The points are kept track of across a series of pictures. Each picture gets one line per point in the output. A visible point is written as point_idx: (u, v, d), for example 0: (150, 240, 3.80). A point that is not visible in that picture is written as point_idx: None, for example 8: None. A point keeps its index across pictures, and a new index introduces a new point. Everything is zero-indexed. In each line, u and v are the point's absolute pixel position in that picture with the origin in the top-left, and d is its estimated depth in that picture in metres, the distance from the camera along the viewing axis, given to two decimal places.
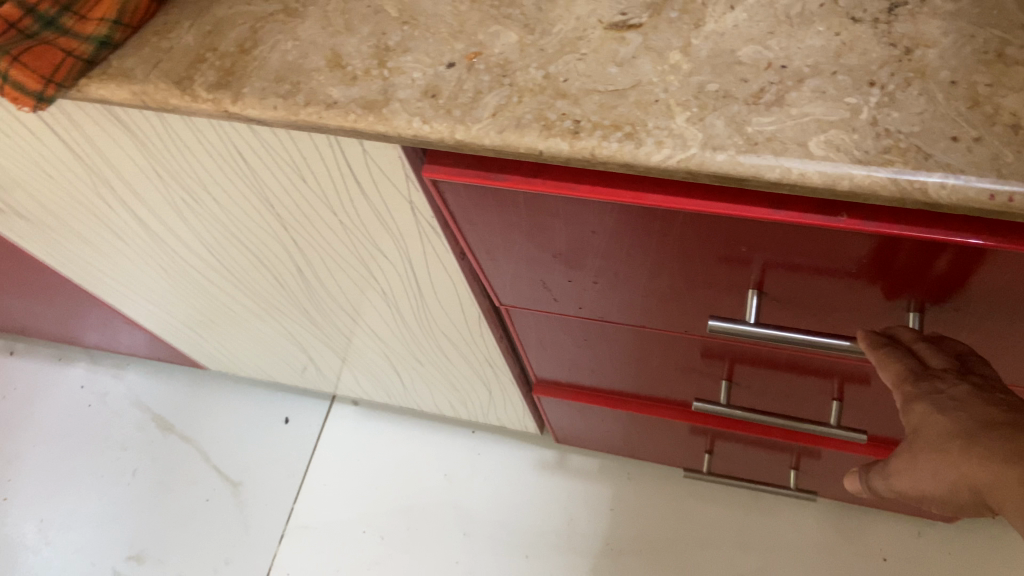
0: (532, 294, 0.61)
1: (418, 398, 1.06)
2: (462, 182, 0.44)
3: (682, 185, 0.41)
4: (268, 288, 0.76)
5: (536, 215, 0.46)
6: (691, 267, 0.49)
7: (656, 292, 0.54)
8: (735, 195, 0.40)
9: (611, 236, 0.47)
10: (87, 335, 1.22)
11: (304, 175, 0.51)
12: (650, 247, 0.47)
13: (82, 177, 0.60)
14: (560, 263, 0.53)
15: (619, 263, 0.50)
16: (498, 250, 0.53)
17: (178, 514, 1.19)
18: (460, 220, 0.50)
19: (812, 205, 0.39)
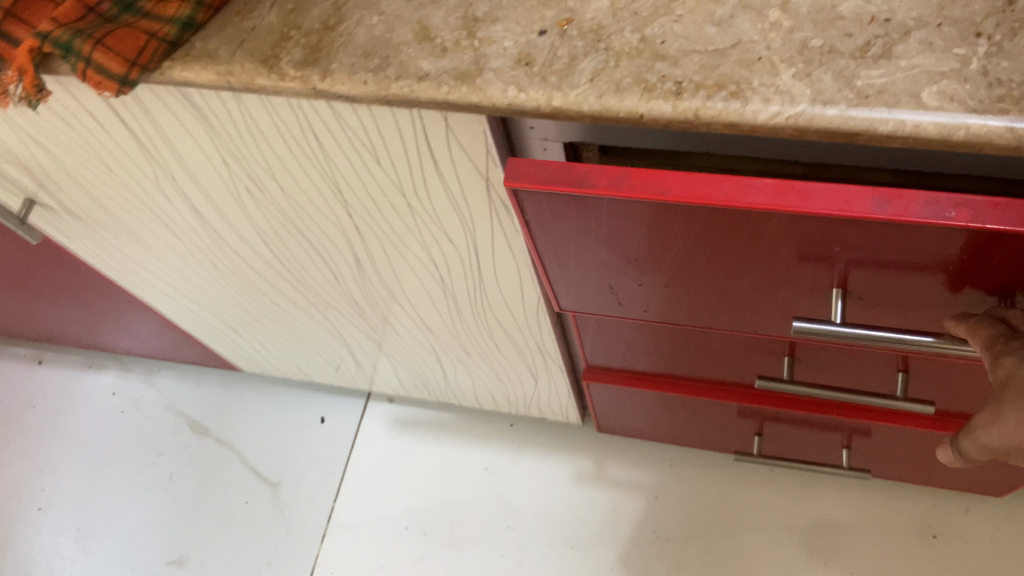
0: (595, 293, 0.59)
1: (460, 390, 1.05)
2: (546, 190, 0.42)
3: (780, 183, 0.39)
4: (321, 280, 0.76)
5: (618, 221, 0.44)
6: (774, 266, 0.47)
7: (730, 292, 0.53)
8: (838, 192, 0.38)
9: (695, 238, 0.45)
10: (120, 342, 1.21)
11: (379, 156, 0.50)
12: (734, 249, 0.45)
13: (144, 169, 0.60)
14: (633, 266, 0.51)
15: (697, 264, 0.49)
16: (568, 255, 0.52)
17: (218, 517, 1.19)
18: (534, 229, 0.48)
19: (921, 203, 0.37)
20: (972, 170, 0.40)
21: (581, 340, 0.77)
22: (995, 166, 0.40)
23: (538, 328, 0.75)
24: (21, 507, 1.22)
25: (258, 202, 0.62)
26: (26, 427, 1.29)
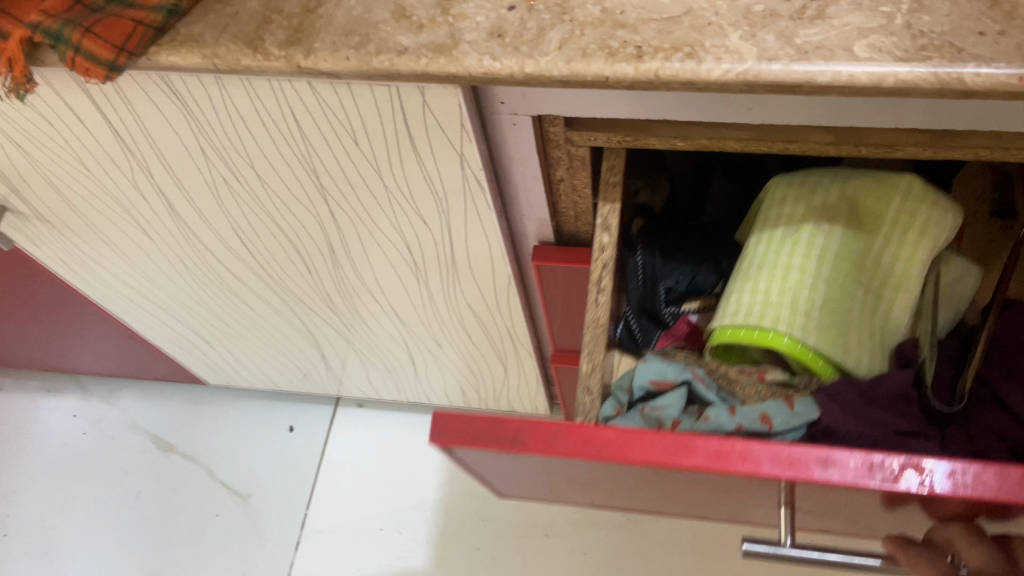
0: (552, 480, 0.60)
1: (429, 387, 1.07)
2: (483, 446, 0.44)
3: (717, 445, 0.40)
4: (294, 275, 0.78)
5: (564, 463, 0.46)
6: (723, 485, 0.49)
7: (682, 490, 0.55)
8: (778, 451, 0.39)
9: (642, 473, 0.46)
10: (80, 361, 1.20)
11: (357, 136, 0.53)
12: (682, 479, 0.47)
13: (120, 165, 0.61)
14: (585, 475, 0.53)
15: (646, 480, 0.50)
16: (522, 467, 0.54)
17: (189, 532, 1.18)
18: (484, 457, 0.50)
19: (858, 467, 0.38)
20: (905, 120, 0.44)
21: (548, 321, 0.81)
22: (924, 115, 0.44)
23: (507, 312, 0.78)
24: None
25: (234, 194, 0.64)
26: None
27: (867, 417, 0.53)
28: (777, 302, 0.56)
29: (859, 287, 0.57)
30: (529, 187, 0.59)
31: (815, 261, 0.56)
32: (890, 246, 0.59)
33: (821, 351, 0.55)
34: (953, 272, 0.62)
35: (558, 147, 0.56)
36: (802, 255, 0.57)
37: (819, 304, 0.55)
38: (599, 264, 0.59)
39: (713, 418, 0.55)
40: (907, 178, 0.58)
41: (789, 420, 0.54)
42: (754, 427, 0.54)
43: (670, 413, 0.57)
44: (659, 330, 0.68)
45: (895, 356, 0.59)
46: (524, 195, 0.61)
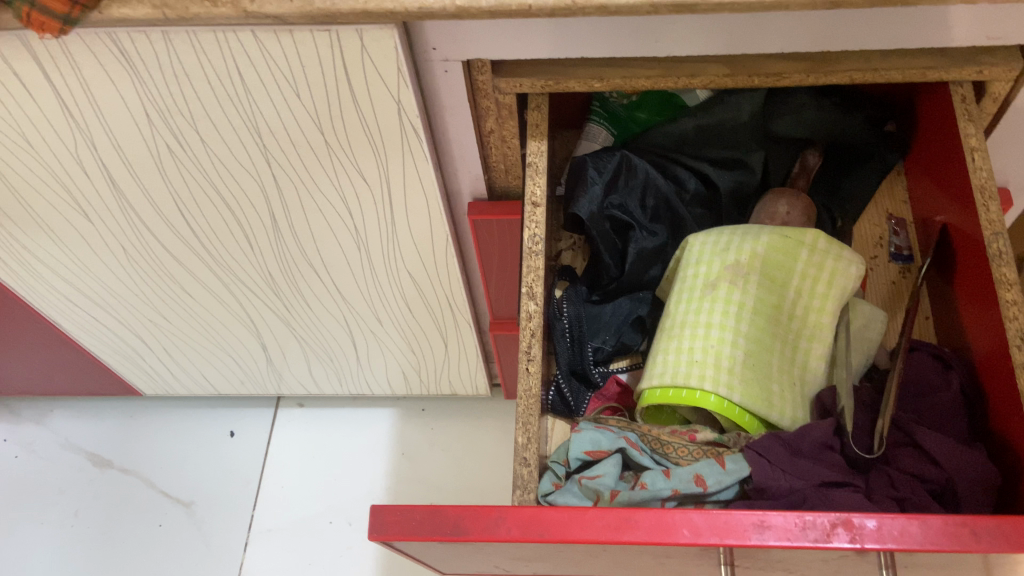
0: (482, 567, 0.55)
1: (371, 374, 1.09)
2: (414, 539, 0.40)
3: (658, 519, 0.38)
4: (237, 253, 0.79)
5: (497, 548, 0.42)
6: (659, 561, 0.46)
7: (615, 568, 0.51)
8: (720, 520, 0.37)
9: (577, 552, 0.43)
10: (8, 381, 1.16)
11: (299, 89, 0.56)
12: (615, 555, 0.44)
13: (63, 137, 0.62)
14: (517, 561, 0.49)
15: (580, 561, 0.47)
16: (448, 557, 0.49)
17: (132, 544, 1.15)
18: (409, 549, 0.46)
19: (798, 529, 0.37)
20: (789, 41, 0.51)
21: (484, 283, 0.84)
22: (804, 37, 0.51)
23: (445, 277, 0.82)
24: None
25: (179, 164, 0.65)
26: None
27: (795, 471, 0.46)
28: (699, 358, 0.52)
29: (777, 341, 0.53)
30: (462, 138, 0.64)
31: (733, 322, 0.53)
32: (802, 297, 0.55)
33: (745, 406, 0.50)
34: (860, 318, 0.56)
35: (487, 96, 0.61)
36: (719, 315, 0.53)
37: (740, 358, 0.52)
38: (528, 334, 0.54)
39: (651, 484, 0.47)
40: (811, 232, 0.55)
41: (723, 479, 0.46)
42: (689, 487, 0.46)
43: (607, 482, 0.48)
44: (591, 392, 0.60)
45: (814, 406, 0.53)
46: (457, 148, 0.65)
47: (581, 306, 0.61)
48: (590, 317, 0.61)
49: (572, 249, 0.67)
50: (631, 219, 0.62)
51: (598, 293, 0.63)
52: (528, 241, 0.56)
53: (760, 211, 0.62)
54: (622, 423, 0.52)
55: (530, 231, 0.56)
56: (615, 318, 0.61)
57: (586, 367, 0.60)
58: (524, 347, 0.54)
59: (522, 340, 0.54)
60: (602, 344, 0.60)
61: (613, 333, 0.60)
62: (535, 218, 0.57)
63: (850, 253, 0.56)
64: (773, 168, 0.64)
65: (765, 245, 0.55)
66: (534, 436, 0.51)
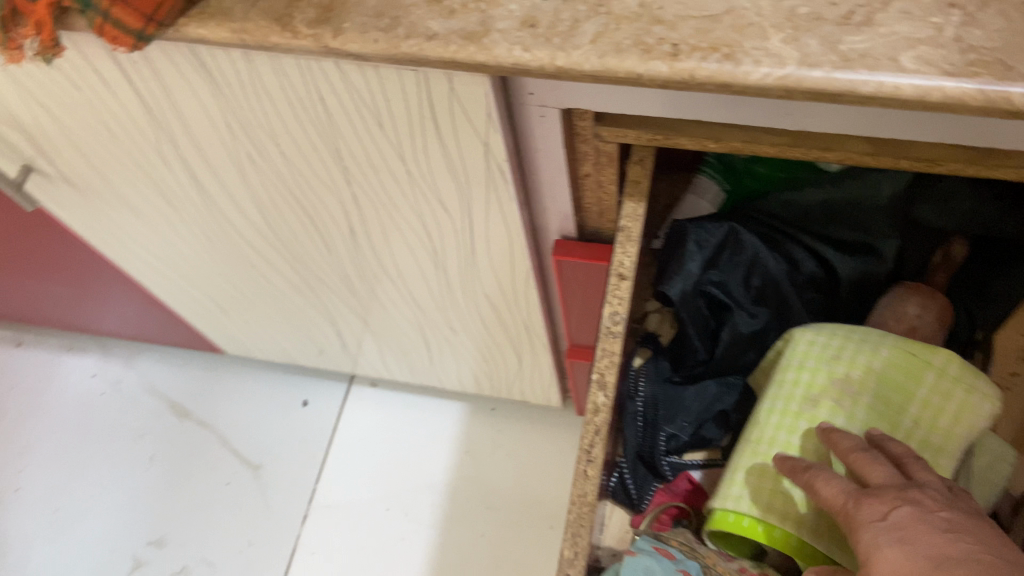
0: None
1: (444, 372, 1.07)
2: None
3: None
4: (315, 255, 0.77)
5: None
6: None
7: None
8: None
9: None
10: (102, 323, 1.21)
11: (381, 120, 0.52)
12: None
13: (146, 134, 0.61)
14: None
15: None
16: None
17: (200, 498, 1.20)
18: None
19: None
20: (949, 136, 0.42)
21: (564, 313, 0.79)
22: (970, 134, 0.42)
23: (523, 304, 0.78)
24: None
25: (259, 170, 0.62)
26: (5, 408, 1.30)
27: None
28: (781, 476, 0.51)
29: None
30: (553, 180, 0.58)
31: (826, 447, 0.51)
32: (922, 424, 0.52)
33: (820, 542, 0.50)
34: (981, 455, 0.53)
35: (587, 141, 0.54)
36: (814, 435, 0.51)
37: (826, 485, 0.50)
38: (590, 429, 0.51)
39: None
40: (941, 353, 0.52)
41: None
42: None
43: None
44: (659, 484, 0.60)
45: None
46: (548, 188, 0.60)
47: (658, 386, 0.61)
48: (668, 398, 0.60)
49: (660, 315, 0.66)
50: (730, 301, 0.60)
51: (681, 373, 0.62)
52: (607, 319, 0.52)
53: (887, 308, 0.58)
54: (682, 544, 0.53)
55: (610, 308, 0.53)
56: (697, 404, 0.60)
57: (656, 456, 0.60)
58: (585, 444, 0.51)
59: (584, 436, 0.51)
60: (678, 432, 0.60)
61: (692, 420, 0.60)
62: (618, 291, 0.53)
63: (985, 384, 0.51)
64: (909, 258, 0.60)
65: (884, 363, 0.52)
66: (581, 549, 0.50)
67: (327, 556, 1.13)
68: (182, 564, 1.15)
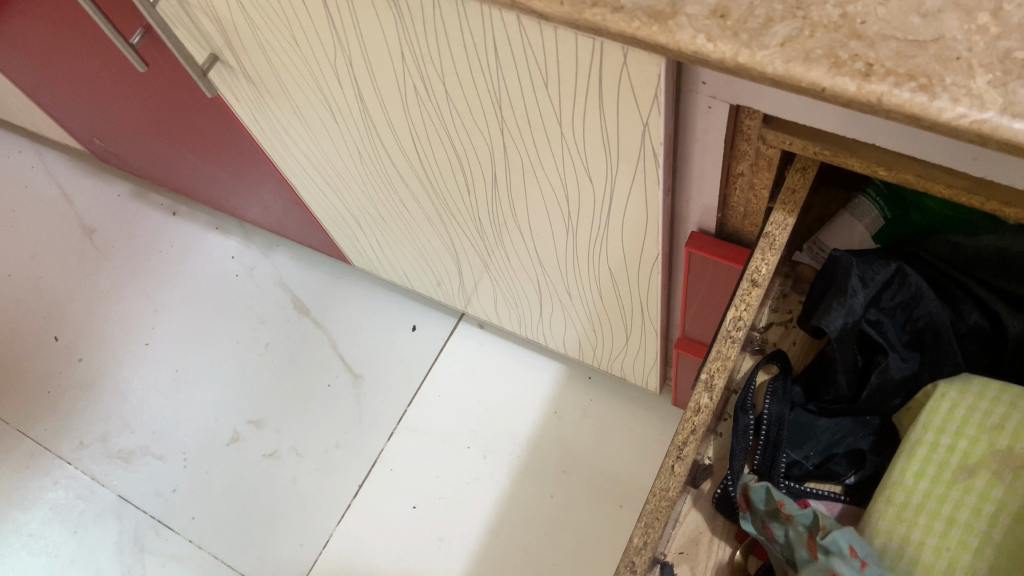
0: None
1: (549, 332, 1.08)
2: None
3: None
4: (455, 195, 0.79)
5: None
6: None
7: None
8: None
9: None
10: (248, 211, 1.29)
11: (549, 82, 0.52)
12: None
13: (327, 49, 0.64)
14: None
15: None
16: None
17: (302, 393, 1.28)
18: None
19: None
20: None
21: (683, 303, 0.79)
22: None
23: (645, 286, 0.77)
24: (132, 338, 1.36)
25: (421, 105, 0.64)
26: (152, 268, 1.43)
27: None
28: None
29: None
30: (705, 173, 0.57)
31: (976, 552, 0.49)
32: None
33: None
34: None
35: (749, 141, 0.53)
36: (969, 550, 0.49)
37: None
38: (687, 428, 0.52)
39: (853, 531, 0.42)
40: None
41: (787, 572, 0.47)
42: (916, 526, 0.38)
43: None
44: None
45: None
46: (697, 179, 0.59)
47: (784, 406, 0.59)
48: (799, 424, 0.60)
49: (783, 328, 0.66)
50: (883, 341, 0.58)
51: (817, 403, 0.61)
52: (728, 323, 0.53)
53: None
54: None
55: (734, 313, 0.53)
56: (828, 436, 0.59)
57: (774, 475, 0.57)
58: (679, 441, 0.52)
59: (678, 433, 0.52)
60: (803, 460, 0.59)
61: (819, 451, 0.59)
62: (746, 297, 0.52)
63: None
64: None
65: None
66: (650, 542, 0.49)
67: (405, 475, 1.19)
68: (273, 449, 1.24)
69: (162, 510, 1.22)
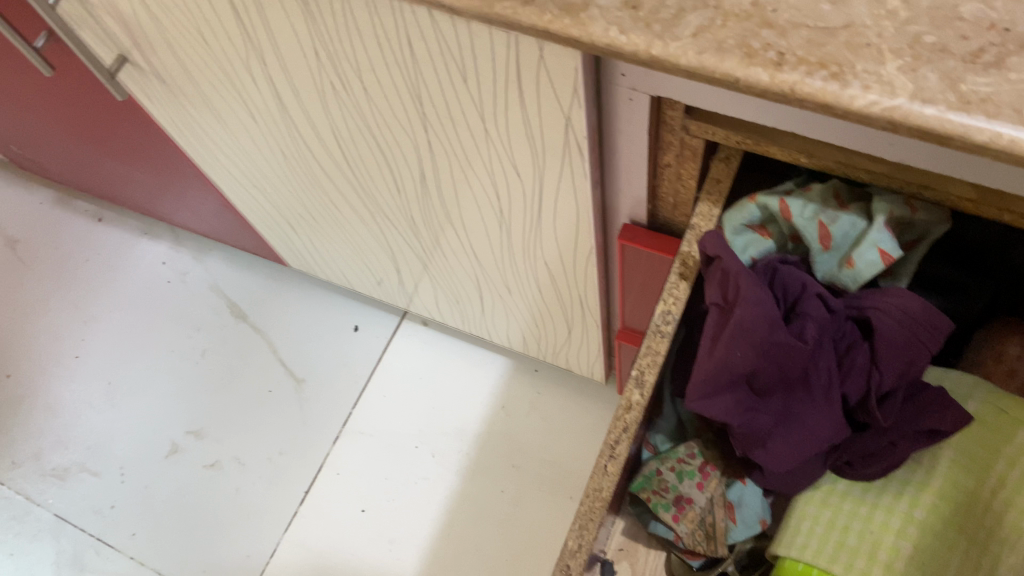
0: None
1: (492, 327, 1.07)
2: None
3: None
4: (385, 194, 0.77)
5: None
6: None
7: None
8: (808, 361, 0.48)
9: None
10: (177, 215, 1.24)
11: (466, 76, 0.51)
12: None
13: (237, 46, 0.61)
14: None
15: None
16: None
17: (244, 399, 1.25)
18: None
19: None
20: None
21: (621, 295, 0.78)
22: None
23: (582, 278, 0.77)
24: (60, 351, 1.31)
25: (340, 101, 0.62)
26: (79, 278, 1.37)
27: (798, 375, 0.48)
28: (845, 561, 0.52)
29: (965, 537, 0.50)
30: (632, 166, 0.56)
31: (900, 532, 0.51)
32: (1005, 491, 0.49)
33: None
34: None
35: (673, 133, 0.52)
36: (892, 530, 0.52)
37: (905, 555, 0.51)
38: (620, 425, 0.51)
39: (827, 274, 0.52)
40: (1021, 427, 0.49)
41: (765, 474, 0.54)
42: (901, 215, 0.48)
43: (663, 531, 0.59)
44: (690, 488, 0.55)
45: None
46: (624, 171, 0.58)
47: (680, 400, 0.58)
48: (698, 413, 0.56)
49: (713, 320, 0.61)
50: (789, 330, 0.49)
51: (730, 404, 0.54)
52: (658, 318, 0.52)
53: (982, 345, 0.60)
54: (697, 513, 0.57)
55: (664, 306, 0.52)
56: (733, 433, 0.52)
57: None
58: (612, 440, 0.51)
59: (611, 432, 0.51)
60: None
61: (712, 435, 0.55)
62: (674, 291, 0.52)
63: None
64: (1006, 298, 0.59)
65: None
66: (585, 543, 0.49)
67: (352, 479, 1.17)
68: (215, 459, 1.21)
69: (100, 528, 1.17)
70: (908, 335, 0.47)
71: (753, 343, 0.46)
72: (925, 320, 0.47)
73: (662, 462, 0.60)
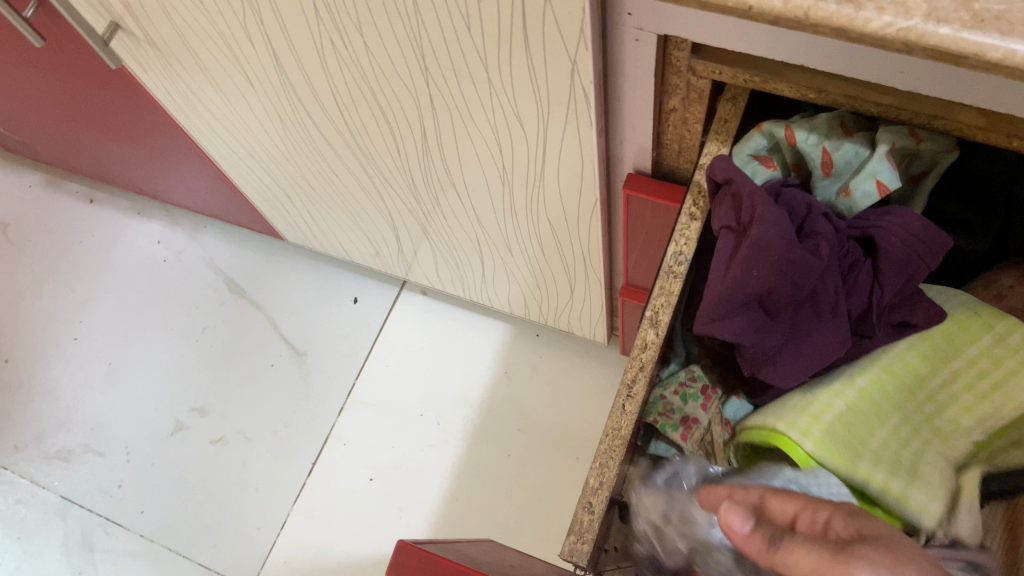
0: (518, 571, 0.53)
1: (493, 291, 1.07)
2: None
3: None
4: (385, 156, 0.76)
5: None
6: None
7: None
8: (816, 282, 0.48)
9: None
10: (170, 193, 1.23)
11: (469, 22, 0.50)
12: None
13: (232, 5, 0.60)
14: None
15: None
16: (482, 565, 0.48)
17: (246, 375, 1.25)
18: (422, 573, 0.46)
19: None
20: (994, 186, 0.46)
21: (625, 248, 0.78)
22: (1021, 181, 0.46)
23: (585, 233, 0.77)
24: (57, 334, 1.30)
25: (339, 58, 0.61)
26: (73, 260, 1.36)
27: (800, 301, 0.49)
28: (780, 413, 0.52)
29: (896, 413, 0.53)
30: (636, 111, 0.56)
31: (838, 393, 0.52)
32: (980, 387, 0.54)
33: (822, 459, 0.50)
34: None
35: (678, 74, 0.52)
36: (832, 390, 0.52)
37: (837, 410, 0.51)
38: (636, 365, 0.53)
39: (826, 199, 0.54)
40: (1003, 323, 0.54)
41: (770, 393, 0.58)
42: (904, 146, 0.50)
43: (661, 451, 0.65)
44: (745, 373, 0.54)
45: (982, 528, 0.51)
46: (629, 118, 0.57)
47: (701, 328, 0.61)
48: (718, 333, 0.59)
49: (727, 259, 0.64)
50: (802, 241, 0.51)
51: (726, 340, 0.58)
52: (670, 259, 0.53)
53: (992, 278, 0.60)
54: (701, 432, 0.60)
55: (676, 248, 0.53)
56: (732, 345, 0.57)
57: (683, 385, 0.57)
58: (628, 380, 0.53)
59: (628, 372, 0.53)
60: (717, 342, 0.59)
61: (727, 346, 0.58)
62: (686, 232, 0.54)
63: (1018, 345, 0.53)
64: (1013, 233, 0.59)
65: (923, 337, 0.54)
66: (606, 482, 0.52)
67: (358, 449, 1.18)
68: (219, 434, 1.21)
69: (106, 508, 1.17)
70: (909, 255, 0.50)
71: (768, 262, 0.47)
72: (926, 240, 0.49)
73: (665, 389, 0.64)
